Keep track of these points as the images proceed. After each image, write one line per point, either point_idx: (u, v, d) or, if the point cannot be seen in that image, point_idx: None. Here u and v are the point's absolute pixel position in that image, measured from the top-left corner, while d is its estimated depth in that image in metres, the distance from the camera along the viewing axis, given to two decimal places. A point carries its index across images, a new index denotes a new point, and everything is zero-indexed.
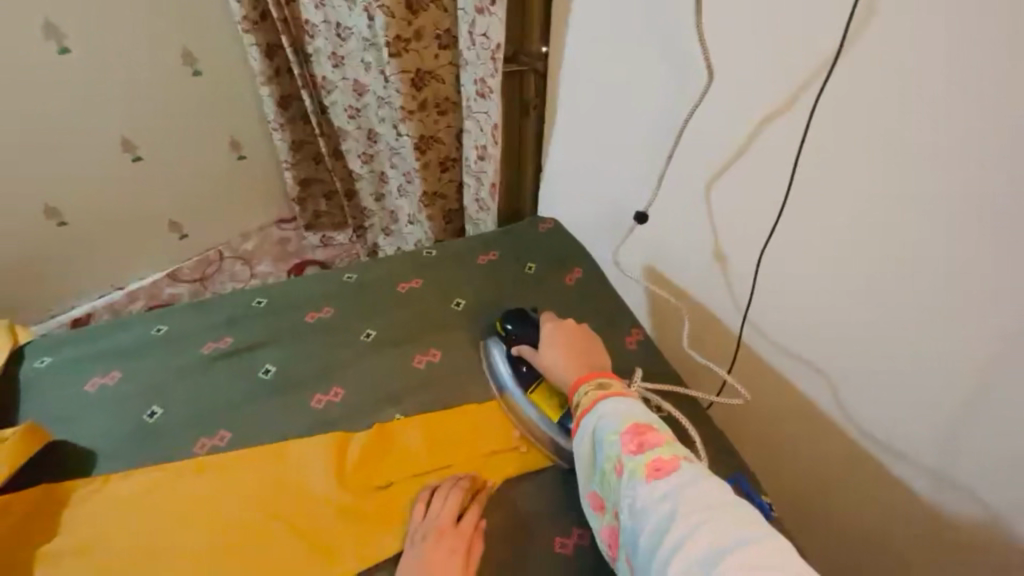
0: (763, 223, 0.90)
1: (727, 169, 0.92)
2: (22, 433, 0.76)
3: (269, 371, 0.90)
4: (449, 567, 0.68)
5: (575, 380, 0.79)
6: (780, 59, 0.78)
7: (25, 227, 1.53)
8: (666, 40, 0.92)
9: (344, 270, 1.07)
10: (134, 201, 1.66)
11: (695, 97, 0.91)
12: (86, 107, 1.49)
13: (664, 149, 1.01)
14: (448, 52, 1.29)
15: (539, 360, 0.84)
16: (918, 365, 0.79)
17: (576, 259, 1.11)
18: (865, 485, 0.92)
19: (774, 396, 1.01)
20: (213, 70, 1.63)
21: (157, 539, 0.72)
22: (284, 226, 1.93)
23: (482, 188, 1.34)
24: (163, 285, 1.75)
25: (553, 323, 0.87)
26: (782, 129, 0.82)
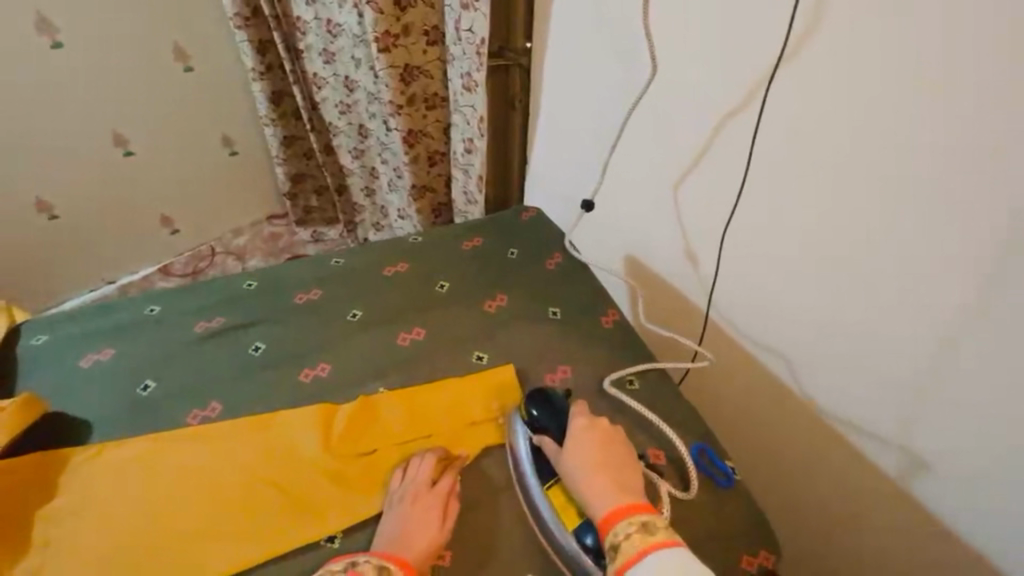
0: (726, 209, 0.96)
1: (696, 159, 0.97)
2: (20, 402, 0.79)
3: (259, 348, 0.94)
4: (425, 526, 0.72)
5: (608, 507, 0.67)
6: (741, 53, 0.84)
7: (17, 220, 1.55)
8: (637, 36, 0.98)
9: (332, 255, 1.10)
10: (126, 195, 1.69)
11: (641, 86, 1.01)
12: (80, 102, 1.52)
13: (610, 134, 1.11)
14: (436, 48, 1.34)
15: (561, 463, 0.74)
16: (869, 337, 0.85)
17: (557, 244, 1.15)
18: (830, 457, 0.98)
19: (744, 375, 1.06)
20: (205, 66, 1.66)
21: (151, 500, 0.75)
22: (275, 222, 1.96)
23: (469, 179, 1.39)
24: (155, 279, 1.78)
25: (587, 426, 0.76)
26: (743, 119, 0.88)
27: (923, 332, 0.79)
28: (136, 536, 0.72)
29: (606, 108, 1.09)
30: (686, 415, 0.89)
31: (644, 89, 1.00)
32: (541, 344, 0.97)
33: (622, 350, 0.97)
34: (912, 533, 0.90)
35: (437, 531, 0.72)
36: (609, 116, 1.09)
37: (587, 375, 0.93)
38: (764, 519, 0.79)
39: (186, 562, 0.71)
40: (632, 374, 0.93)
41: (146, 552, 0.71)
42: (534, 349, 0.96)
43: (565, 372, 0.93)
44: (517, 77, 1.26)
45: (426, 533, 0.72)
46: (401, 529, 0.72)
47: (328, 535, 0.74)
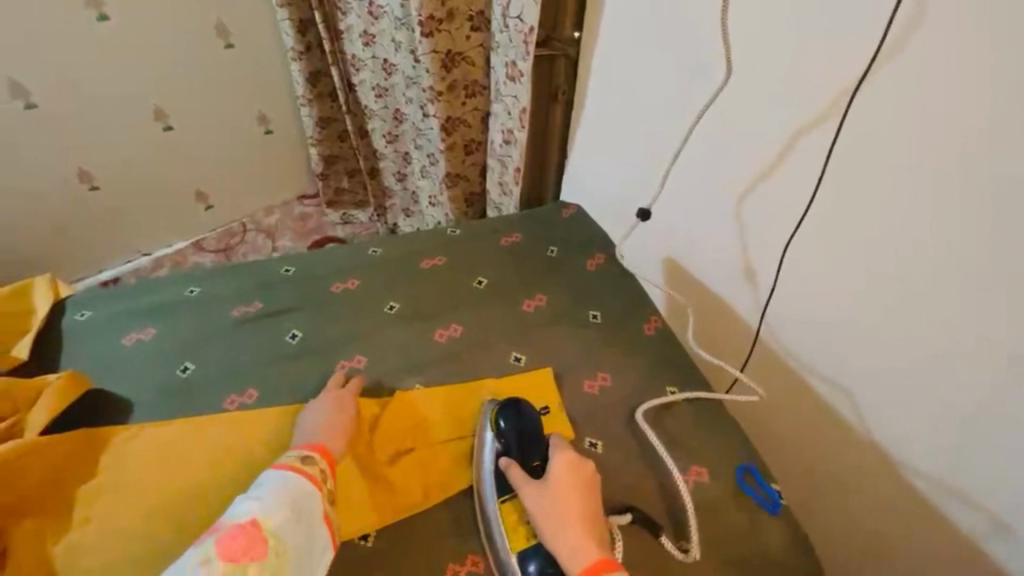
0: (784, 224, 0.90)
1: (756, 179, 0.91)
2: (63, 380, 0.79)
3: (296, 336, 0.93)
4: (326, 417, 0.80)
5: (591, 560, 0.63)
6: (822, 58, 0.77)
7: (60, 190, 1.57)
8: (703, 33, 0.90)
9: (370, 245, 1.09)
10: (165, 169, 1.70)
11: (712, 88, 0.92)
12: (120, 75, 1.53)
13: (670, 146, 1.04)
14: (480, 35, 1.30)
15: (534, 496, 0.69)
16: (929, 372, 0.78)
17: (598, 245, 1.12)
18: (872, 490, 0.91)
19: (786, 399, 1.00)
20: (245, 43, 1.66)
21: (188, 486, 0.75)
22: (305, 202, 1.96)
23: (505, 171, 1.36)
24: (189, 253, 1.79)
25: (567, 456, 0.72)
26: (821, 134, 0.80)
27: (986, 366, 0.72)
28: (173, 520, 0.72)
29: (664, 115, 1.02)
30: (726, 434, 0.86)
31: (715, 94, 0.92)
32: (580, 349, 0.94)
33: (664, 360, 0.94)
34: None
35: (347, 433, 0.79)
36: (677, 121, 1.01)
37: (626, 385, 0.90)
38: (804, 549, 0.76)
39: None
40: (675, 387, 0.90)
41: (181, 540, 0.71)
42: (574, 354, 0.93)
43: (604, 378, 0.90)
44: (561, 68, 1.22)
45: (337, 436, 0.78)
46: (317, 426, 0.79)
47: (361, 533, 0.74)
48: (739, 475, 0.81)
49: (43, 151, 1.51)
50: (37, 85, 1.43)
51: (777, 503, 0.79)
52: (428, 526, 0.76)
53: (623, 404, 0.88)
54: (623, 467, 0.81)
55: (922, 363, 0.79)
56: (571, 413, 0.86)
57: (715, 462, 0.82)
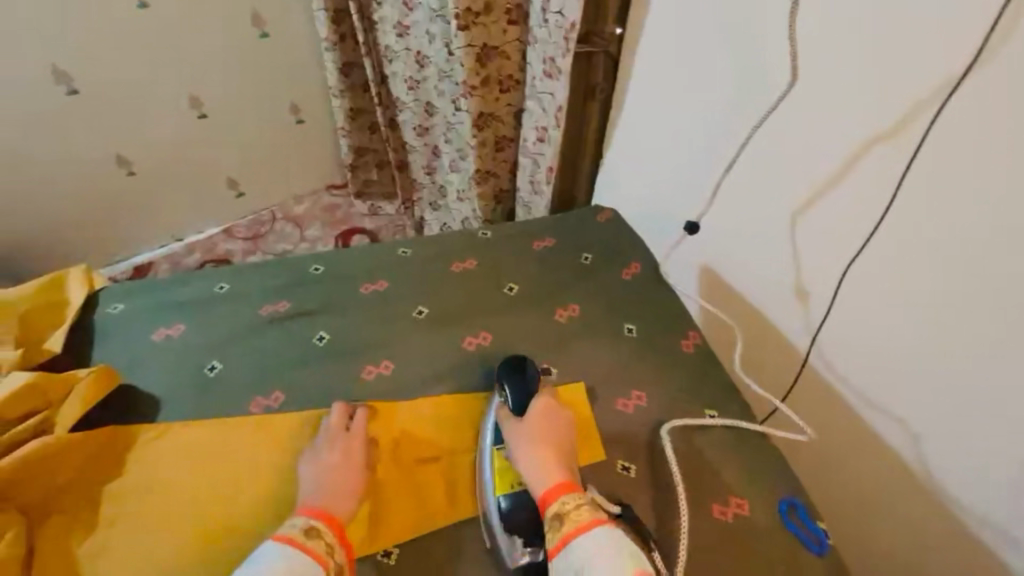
0: (845, 241, 0.85)
1: (822, 186, 0.86)
2: (94, 376, 0.79)
3: (323, 338, 0.92)
4: (332, 467, 0.73)
5: (555, 482, 0.70)
6: (896, 75, 0.73)
7: (97, 175, 1.59)
8: (771, 37, 0.85)
9: (399, 245, 1.07)
10: (199, 157, 1.71)
11: (772, 95, 0.88)
12: (156, 62, 1.53)
13: (728, 152, 0.98)
14: (517, 29, 1.26)
15: (515, 430, 0.76)
16: (994, 407, 0.74)
17: (635, 253, 1.07)
18: (925, 521, 0.87)
19: (834, 420, 0.96)
20: (280, 32, 1.65)
21: (213, 490, 0.74)
22: (335, 191, 1.96)
23: (537, 170, 1.32)
24: (219, 240, 1.81)
25: (546, 400, 0.79)
26: (896, 145, 0.75)
27: None
28: (199, 526, 0.71)
29: (720, 123, 0.98)
30: (768, 463, 0.81)
31: (776, 101, 0.87)
32: (614, 364, 0.90)
33: (702, 378, 0.89)
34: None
35: (356, 479, 0.73)
36: (736, 128, 0.95)
37: (662, 405, 0.86)
38: None
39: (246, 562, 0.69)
40: (714, 411, 0.86)
41: (205, 547, 0.70)
42: (607, 369, 0.89)
43: (639, 398, 0.86)
44: (600, 65, 1.16)
45: (345, 486, 0.72)
46: (320, 480, 0.72)
47: (384, 549, 0.72)
48: (781, 507, 0.77)
49: (83, 136, 1.53)
50: (79, 71, 1.45)
51: (822, 540, 0.75)
52: (453, 546, 0.73)
53: (659, 425, 0.84)
54: (657, 494, 0.77)
55: (987, 397, 0.74)
56: (603, 432, 0.82)
57: (755, 493, 0.78)
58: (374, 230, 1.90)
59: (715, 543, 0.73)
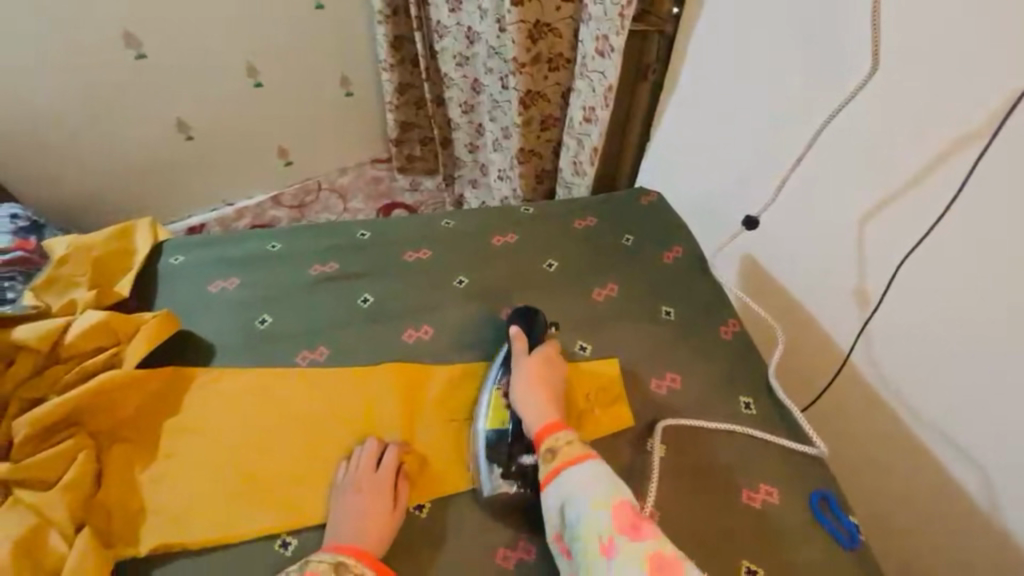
0: (906, 235, 0.83)
1: (897, 192, 0.82)
2: (158, 318, 0.84)
3: (367, 300, 0.95)
4: (371, 512, 0.71)
5: (547, 425, 0.74)
6: (979, 79, 0.70)
7: (159, 139, 1.67)
8: (851, 31, 0.83)
9: (443, 216, 1.09)
10: (256, 125, 1.78)
11: (856, 83, 0.84)
12: (217, 31, 1.59)
13: (801, 142, 0.94)
14: (571, 6, 1.25)
15: (518, 365, 0.81)
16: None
17: (678, 237, 1.06)
18: (964, 529, 0.85)
19: (875, 418, 0.94)
20: (335, 4, 1.68)
21: (261, 434, 0.79)
22: (378, 165, 2.00)
23: (582, 151, 1.31)
24: (266, 207, 1.87)
25: (549, 349, 0.84)
26: (969, 153, 0.73)
27: None
28: (247, 467, 0.76)
29: (796, 118, 0.94)
30: (800, 458, 0.80)
31: (857, 91, 0.84)
32: (651, 347, 0.90)
33: (737, 366, 0.88)
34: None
35: (388, 518, 0.71)
36: (806, 119, 0.93)
37: (697, 390, 0.85)
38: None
39: (289, 506, 0.73)
40: (750, 398, 0.85)
41: (251, 486, 0.75)
42: (646, 350, 0.89)
43: (672, 380, 0.86)
44: (654, 46, 1.16)
45: (378, 524, 0.70)
46: (352, 521, 0.70)
47: (416, 504, 0.75)
48: (812, 500, 0.76)
49: (146, 99, 1.60)
50: (147, 37, 1.51)
51: (854, 536, 0.73)
52: (487, 504, 0.76)
53: (695, 408, 0.84)
54: (685, 478, 0.77)
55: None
56: (636, 412, 0.83)
57: (788, 484, 0.77)
58: (414, 205, 1.94)
59: (745, 528, 0.73)
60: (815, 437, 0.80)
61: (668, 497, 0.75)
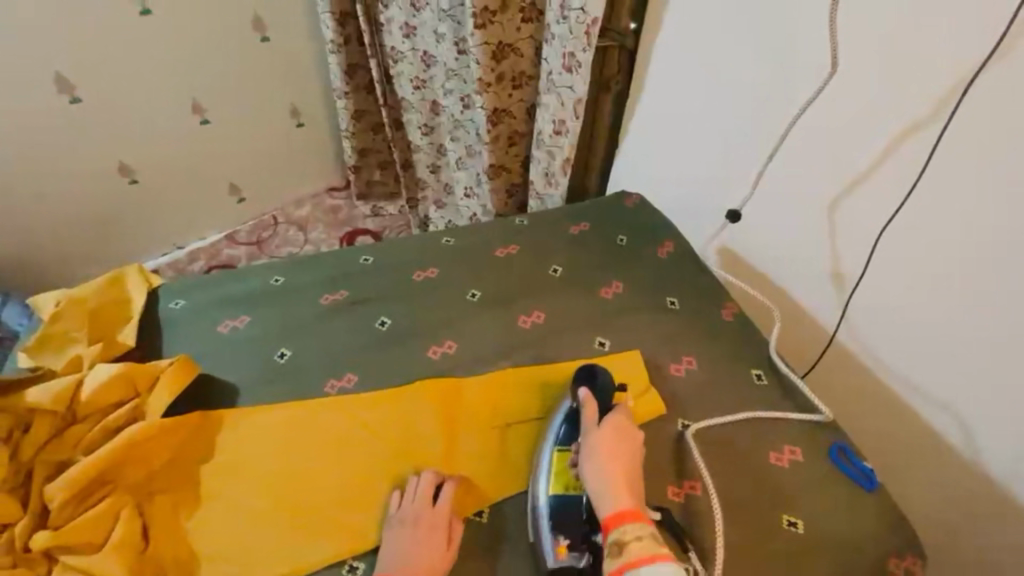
0: (880, 216, 0.91)
1: (857, 180, 0.92)
2: (178, 364, 0.81)
3: (385, 323, 0.96)
4: (428, 551, 0.71)
5: (621, 508, 0.69)
6: (918, 72, 0.81)
7: (101, 185, 1.59)
8: (808, 35, 0.91)
9: (442, 234, 1.11)
10: (206, 163, 1.72)
11: (813, 90, 0.93)
12: (156, 72, 1.53)
13: (770, 141, 1.02)
14: (531, 26, 1.31)
15: (590, 433, 0.76)
16: (1004, 366, 0.83)
17: (667, 233, 1.13)
18: (947, 469, 0.95)
19: (861, 385, 1.03)
20: (281, 37, 1.65)
21: (303, 468, 0.79)
22: (335, 194, 1.95)
23: (552, 163, 1.35)
24: (221, 246, 1.78)
25: (622, 417, 0.78)
26: (922, 140, 0.83)
27: None
28: (295, 499, 0.76)
29: (761, 119, 1.02)
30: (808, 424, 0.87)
31: (821, 88, 0.92)
32: (661, 337, 0.96)
33: (741, 345, 0.96)
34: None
35: (441, 559, 0.71)
36: (770, 120, 1.01)
37: (710, 370, 0.92)
38: (897, 527, 0.78)
39: (344, 533, 0.74)
40: (760, 370, 0.93)
41: (305, 519, 0.74)
42: (658, 341, 0.95)
43: (689, 362, 0.93)
44: (614, 59, 1.23)
45: (431, 560, 0.70)
46: (405, 556, 0.70)
47: (477, 510, 0.78)
48: (829, 451, 0.84)
49: (81, 144, 1.52)
50: (82, 80, 1.46)
51: (869, 477, 0.82)
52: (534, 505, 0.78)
53: (712, 386, 0.91)
54: (716, 450, 0.84)
55: (991, 354, 0.84)
56: (662, 392, 0.89)
57: (806, 442, 0.85)
58: (378, 231, 1.89)
59: (775, 482, 0.81)
60: (820, 404, 0.88)
61: (706, 468, 0.81)
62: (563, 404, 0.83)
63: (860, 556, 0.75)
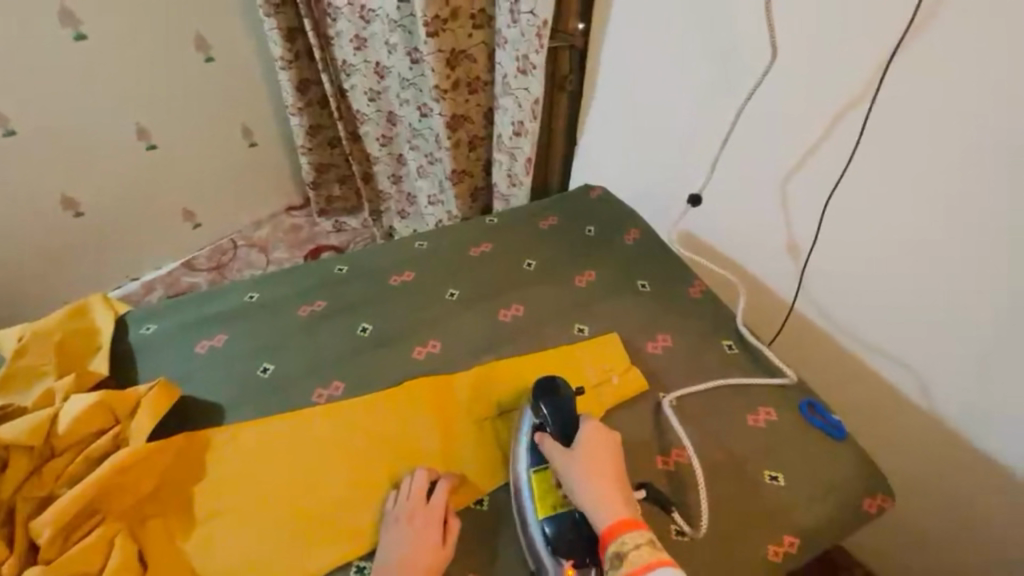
0: (825, 187, 0.99)
1: (802, 158, 1.00)
2: (158, 388, 0.80)
3: (367, 329, 0.96)
4: (423, 545, 0.71)
5: (615, 521, 0.68)
6: (845, 53, 0.89)
7: (43, 219, 1.52)
8: (745, 27, 0.98)
9: (415, 239, 1.12)
10: (156, 189, 1.66)
11: (757, 75, 1.00)
12: (97, 98, 1.48)
13: (721, 127, 1.09)
14: (483, 32, 1.33)
15: (565, 457, 0.73)
16: (951, 313, 0.91)
17: (631, 221, 1.18)
18: (903, 415, 1.03)
19: (821, 347, 1.11)
20: (226, 56, 1.63)
21: (299, 475, 0.78)
22: (294, 213, 1.92)
23: (515, 163, 1.38)
24: (180, 273, 1.70)
25: (594, 430, 0.76)
26: (854, 115, 0.92)
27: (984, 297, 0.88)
28: (294, 508, 0.76)
29: (709, 108, 1.09)
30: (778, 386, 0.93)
31: (761, 79, 1.00)
32: (636, 318, 1.01)
33: (710, 319, 1.02)
34: (999, 486, 0.95)
35: (439, 554, 0.71)
36: (718, 107, 1.07)
37: (686, 345, 0.97)
38: (872, 469, 0.84)
39: (347, 535, 0.74)
40: (730, 340, 0.99)
41: (307, 525, 0.74)
42: (633, 323, 1.00)
43: (665, 339, 0.98)
44: (565, 59, 1.27)
45: (430, 554, 0.70)
46: (404, 551, 0.70)
47: (477, 498, 0.79)
48: (800, 406, 0.90)
49: (18, 178, 1.45)
50: (15, 111, 1.39)
51: (839, 427, 0.88)
52: None
53: (688, 360, 0.95)
54: (696, 418, 0.88)
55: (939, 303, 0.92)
56: (642, 370, 0.93)
57: (781, 402, 0.91)
58: (342, 245, 1.88)
59: (757, 444, 0.86)
60: (782, 367, 0.94)
61: (689, 436, 0.86)
62: (529, 425, 0.81)
63: (841, 501, 0.81)
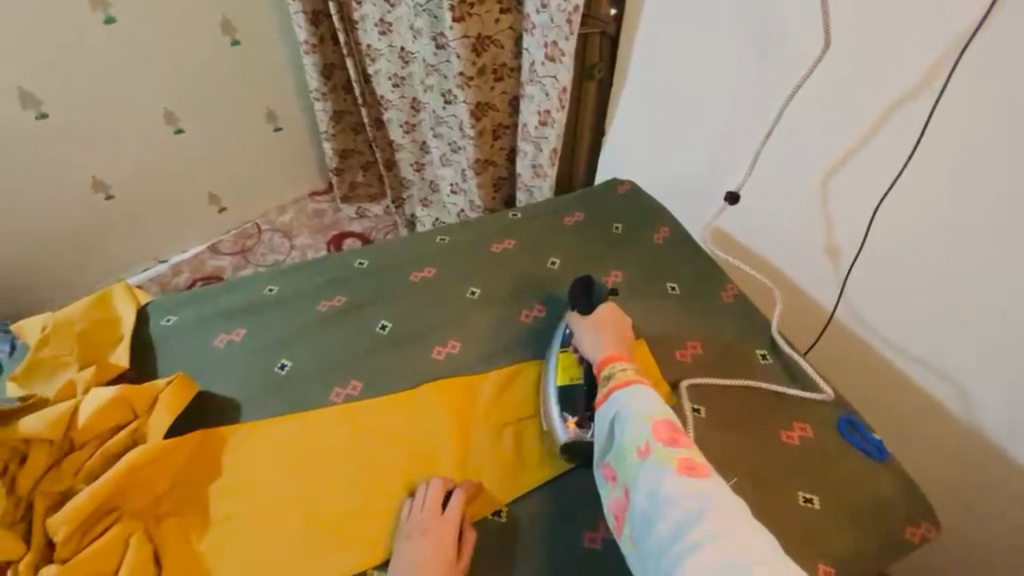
0: (875, 189, 0.91)
1: (841, 158, 0.93)
2: (175, 382, 0.79)
3: (385, 326, 0.94)
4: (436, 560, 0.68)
5: (608, 356, 0.78)
6: (909, 43, 0.80)
7: (73, 203, 1.54)
8: (796, 12, 0.90)
9: (436, 233, 1.09)
10: (182, 174, 1.67)
11: (805, 66, 0.92)
12: (124, 83, 1.48)
13: (762, 122, 1.01)
14: (510, 16, 1.27)
15: (580, 320, 0.85)
16: (1010, 333, 0.83)
17: (661, 219, 1.12)
18: (948, 434, 0.97)
19: (860, 358, 1.04)
20: (251, 40, 1.60)
21: (312, 479, 0.77)
22: (317, 199, 1.91)
23: (540, 154, 1.34)
24: (205, 256, 1.74)
25: (609, 302, 0.87)
26: (912, 112, 0.83)
27: None
28: (305, 513, 0.74)
29: (749, 100, 1.01)
30: (813, 402, 0.88)
31: (807, 72, 0.92)
32: (664, 322, 0.96)
33: (742, 325, 0.96)
34: None
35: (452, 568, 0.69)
36: (760, 100, 1.00)
37: (716, 352, 0.93)
38: (912, 494, 0.79)
39: (358, 544, 0.72)
40: (764, 350, 0.94)
41: (318, 530, 0.73)
42: (660, 328, 0.95)
43: (694, 346, 0.93)
44: (595, 45, 1.20)
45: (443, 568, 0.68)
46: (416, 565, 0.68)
47: (495, 509, 0.77)
48: (837, 424, 0.85)
49: (48, 161, 1.46)
50: (46, 94, 1.40)
51: (878, 449, 0.83)
52: (547, 499, 0.78)
53: (718, 369, 0.91)
54: (725, 431, 0.84)
55: (992, 319, 0.85)
56: (668, 378, 0.89)
57: (815, 419, 0.86)
58: (364, 233, 1.87)
59: (787, 462, 0.81)
60: (822, 383, 0.88)
61: (717, 450, 0.82)
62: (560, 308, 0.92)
63: (876, 528, 0.76)
